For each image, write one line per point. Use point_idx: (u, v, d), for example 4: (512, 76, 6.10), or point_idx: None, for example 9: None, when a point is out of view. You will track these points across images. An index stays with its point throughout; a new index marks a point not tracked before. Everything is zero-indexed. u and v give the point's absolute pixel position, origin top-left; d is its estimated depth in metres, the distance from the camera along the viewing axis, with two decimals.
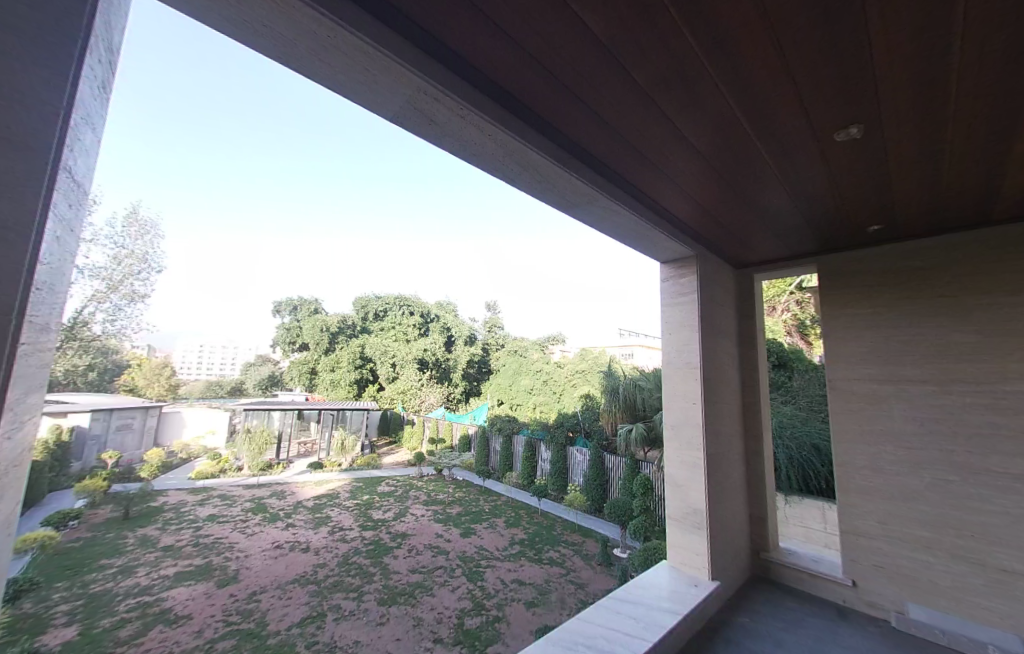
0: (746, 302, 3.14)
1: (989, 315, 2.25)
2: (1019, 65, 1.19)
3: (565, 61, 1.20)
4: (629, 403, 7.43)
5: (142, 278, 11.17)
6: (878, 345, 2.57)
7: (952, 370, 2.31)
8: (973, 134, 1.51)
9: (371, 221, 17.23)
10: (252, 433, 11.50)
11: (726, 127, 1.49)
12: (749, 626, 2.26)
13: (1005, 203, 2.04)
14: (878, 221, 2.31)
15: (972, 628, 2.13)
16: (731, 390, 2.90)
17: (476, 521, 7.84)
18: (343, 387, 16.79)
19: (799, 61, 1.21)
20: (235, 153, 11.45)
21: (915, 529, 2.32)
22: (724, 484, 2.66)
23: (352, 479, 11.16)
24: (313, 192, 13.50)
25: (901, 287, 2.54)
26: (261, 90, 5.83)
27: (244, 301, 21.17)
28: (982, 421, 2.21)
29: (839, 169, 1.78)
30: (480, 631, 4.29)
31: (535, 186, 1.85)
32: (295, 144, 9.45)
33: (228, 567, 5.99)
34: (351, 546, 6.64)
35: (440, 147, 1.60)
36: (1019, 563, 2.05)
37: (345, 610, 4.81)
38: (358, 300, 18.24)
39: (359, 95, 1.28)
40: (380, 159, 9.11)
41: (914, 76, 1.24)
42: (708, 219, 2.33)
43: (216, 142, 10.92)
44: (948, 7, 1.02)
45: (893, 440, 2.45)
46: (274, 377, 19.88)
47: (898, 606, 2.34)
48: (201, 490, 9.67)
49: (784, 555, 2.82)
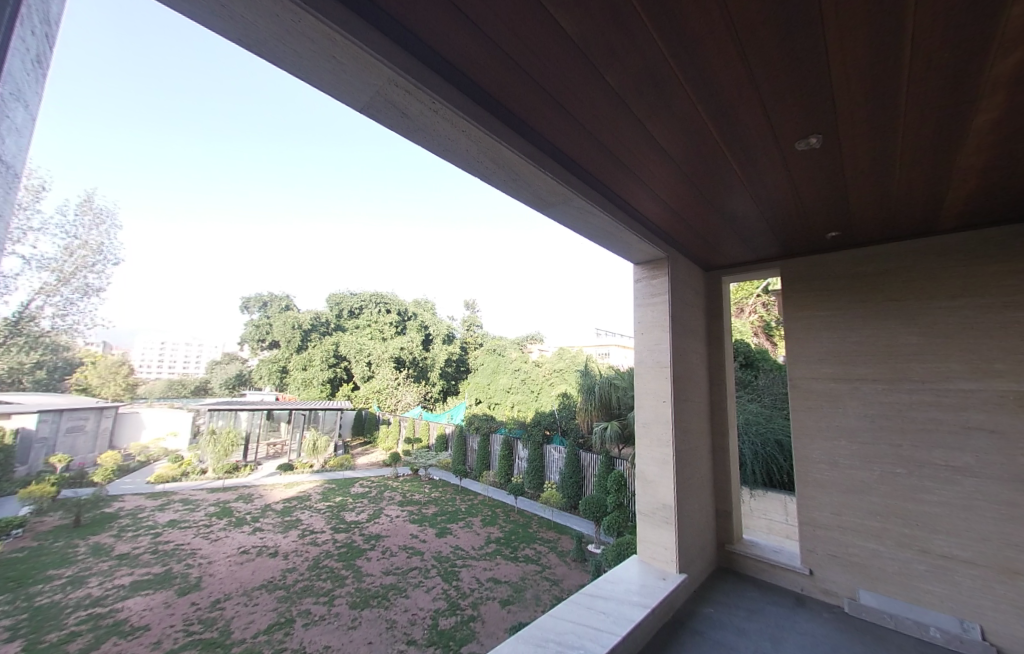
0: (714, 303, 3.24)
1: (932, 318, 2.41)
2: (958, 84, 1.28)
3: (537, 59, 1.20)
4: (604, 402, 7.58)
5: (98, 270, 10.63)
6: (834, 346, 2.71)
7: (900, 370, 2.46)
8: (920, 147, 1.61)
9: (347, 216, 16.81)
10: (217, 433, 11.03)
11: (694, 133, 1.53)
12: (713, 616, 2.35)
13: (950, 213, 2.19)
14: (836, 228, 2.43)
15: (915, 611, 2.28)
16: (700, 389, 2.99)
17: (452, 520, 7.79)
18: (316, 387, 16.34)
19: (762, 73, 1.26)
20: (201, 139, 10.93)
21: (867, 520, 2.46)
22: (692, 480, 2.74)
23: (324, 481, 10.87)
24: (285, 184, 13.02)
25: (855, 291, 2.68)
26: (229, 74, 5.58)
27: (211, 296, 20.26)
28: (926, 416, 2.36)
29: (799, 178, 1.86)
30: (454, 631, 4.26)
31: (509, 184, 1.85)
32: (267, 133, 9.13)
33: (190, 574, 5.72)
34: (322, 550, 6.46)
35: (412, 142, 1.57)
36: (957, 549, 2.20)
37: (315, 615, 4.68)
38: (332, 296, 17.76)
39: (326, 84, 1.24)
40: (356, 152, 8.91)
41: (866, 90, 1.31)
42: (678, 222, 2.39)
43: (180, 125, 10.36)
44: (894, 27, 1.09)
45: (847, 435, 2.59)
46: (242, 376, 19.00)
47: (850, 592, 2.47)
48: (160, 495, 9.19)
49: (747, 547, 2.94)
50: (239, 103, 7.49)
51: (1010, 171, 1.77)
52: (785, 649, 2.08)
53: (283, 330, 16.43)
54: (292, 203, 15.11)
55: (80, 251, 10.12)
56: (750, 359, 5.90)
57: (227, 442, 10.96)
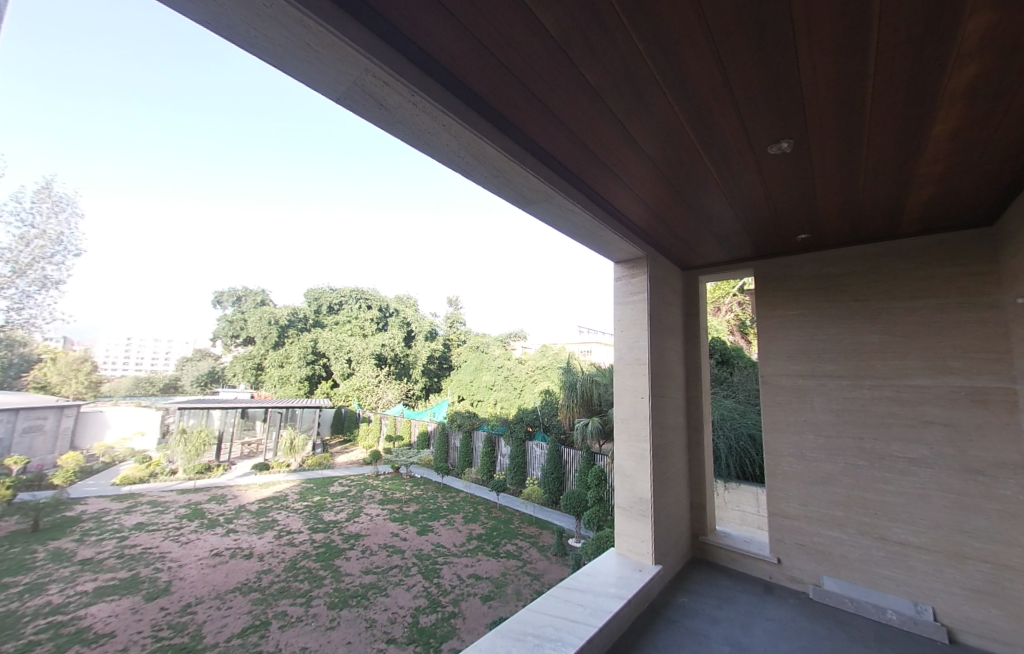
0: (691, 302, 3.32)
1: (894, 318, 2.53)
2: (920, 93, 1.34)
3: (519, 55, 1.20)
4: (586, 398, 7.72)
5: (57, 261, 10.04)
6: (803, 343, 2.82)
7: (863, 367, 2.59)
8: (883, 153, 1.68)
9: (327, 208, 16.44)
10: (189, 433, 10.63)
11: (673, 134, 1.57)
12: (686, 605, 2.42)
13: (911, 218, 2.30)
14: (806, 230, 2.52)
15: (874, 595, 2.40)
16: (676, 385, 3.06)
17: (434, 517, 7.77)
18: (293, 384, 15.91)
19: (737, 78, 1.29)
20: (169, 121, 10.41)
21: (831, 510, 2.58)
22: (668, 474, 2.81)
23: (301, 480, 10.65)
24: (262, 175, 12.60)
25: (822, 291, 2.80)
26: (197, 57, 5.33)
27: (181, 290, 19.47)
28: (886, 411, 2.49)
29: (772, 181, 1.92)
30: (434, 628, 4.25)
31: (491, 180, 1.85)
32: (243, 117, 8.81)
33: (159, 579, 5.50)
34: (299, 551, 6.33)
35: (390, 134, 1.55)
36: (912, 535, 2.33)
37: (292, 616, 4.59)
38: (310, 291, 17.34)
39: (302, 72, 1.21)
40: (336, 144, 8.69)
41: (834, 98, 1.37)
42: (657, 222, 2.44)
43: (148, 106, 9.87)
44: (860, 38, 1.13)
45: (813, 429, 2.70)
46: (214, 373, 18.22)
47: (815, 579, 2.59)
48: (126, 497, 8.81)
49: (719, 537, 3.04)
50: (212, 84, 7.17)
51: (966, 179, 1.88)
52: (753, 634, 2.16)
53: (258, 326, 15.95)
54: (269, 193, 14.64)
55: (36, 241, 9.55)
56: (726, 356, 6.08)
57: (199, 442, 10.58)
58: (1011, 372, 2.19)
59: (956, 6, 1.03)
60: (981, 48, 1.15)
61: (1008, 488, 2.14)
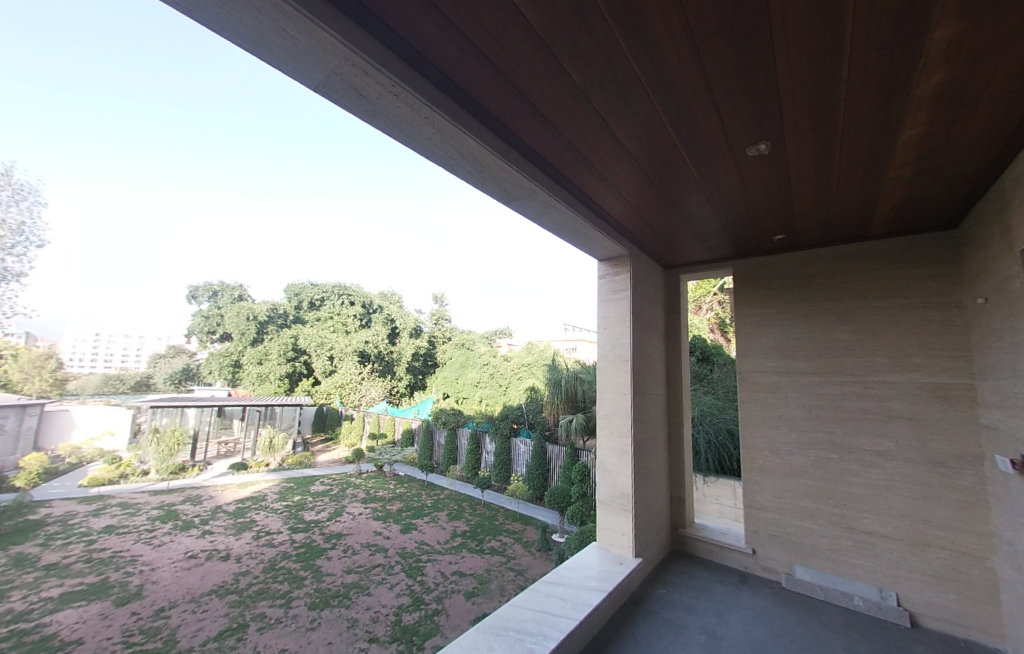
0: (672, 300, 3.38)
1: (864, 317, 2.63)
2: (889, 99, 1.38)
3: (502, 48, 1.19)
4: (571, 395, 7.80)
5: (17, 252, 9.66)
6: (779, 341, 2.90)
7: (835, 364, 2.68)
8: (855, 157, 1.74)
9: (310, 203, 16.11)
10: (161, 432, 10.19)
11: (655, 133, 1.59)
12: (665, 596, 2.47)
13: (880, 221, 2.39)
14: (782, 232, 2.60)
15: (842, 583, 2.50)
16: (658, 382, 3.11)
17: (417, 516, 7.70)
18: (272, 382, 15.55)
19: (717, 80, 1.32)
20: (137, 107, 9.92)
21: (803, 501, 2.67)
22: (649, 469, 2.86)
23: (280, 480, 10.43)
24: (242, 167, 12.27)
25: (797, 291, 2.88)
26: (171, 42, 5.16)
27: (154, 284, 18.80)
28: (855, 406, 2.59)
29: (749, 182, 1.97)
30: (417, 626, 4.23)
31: (475, 176, 1.84)
32: (217, 104, 8.48)
33: (130, 583, 5.32)
34: (278, 551, 6.20)
35: (370, 125, 1.51)
36: (878, 525, 2.44)
37: (270, 618, 4.50)
38: (291, 286, 16.99)
39: (278, 58, 1.17)
40: (316, 136, 8.46)
41: (809, 102, 1.41)
42: (639, 221, 2.47)
43: (115, 93, 9.41)
44: (836, 44, 1.17)
45: (787, 424, 2.79)
46: (189, 370, 17.58)
47: (788, 568, 2.67)
48: (95, 499, 8.47)
49: (697, 530, 3.12)
50: (186, 69, 6.87)
51: (932, 185, 1.96)
52: (729, 623, 2.22)
53: (236, 321, 15.57)
54: (247, 186, 14.23)
55: None
56: (706, 353, 6.21)
57: (172, 442, 10.19)
58: (971, 369, 2.30)
59: (923, 17, 1.07)
60: (945, 58, 1.20)
61: (968, 478, 2.25)
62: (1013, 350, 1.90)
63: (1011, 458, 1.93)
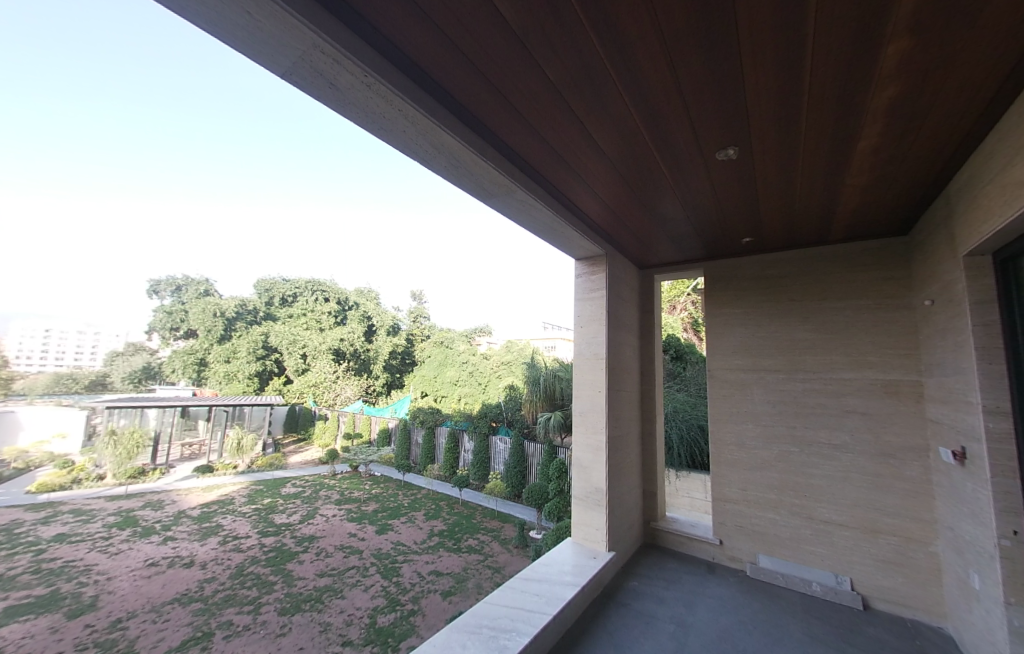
0: (647, 299, 3.46)
1: (823, 317, 2.77)
2: (846, 111, 1.46)
3: (476, 41, 1.18)
4: (549, 393, 7.99)
5: None
6: (746, 339, 3.02)
7: (797, 362, 2.81)
8: (816, 164, 1.82)
9: (284, 199, 15.68)
10: (119, 434, 9.63)
11: (629, 135, 1.62)
12: (637, 588, 2.53)
13: (839, 226, 2.52)
14: (750, 234, 2.70)
15: (802, 570, 2.63)
16: (632, 379, 3.18)
17: (394, 516, 7.61)
18: (240, 382, 14.97)
19: (688, 85, 1.35)
20: (101, 102, 9.40)
21: (768, 494, 2.79)
22: (622, 464, 2.92)
23: (249, 482, 10.05)
24: (216, 156, 11.90)
25: (763, 291, 3.00)
26: (138, 33, 4.95)
27: (113, 280, 17.80)
28: (815, 402, 2.72)
29: (719, 185, 2.03)
30: (393, 627, 4.19)
31: (451, 171, 1.82)
32: (190, 91, 8.10)
33: (83, 594, 5.01)
34: (247, 556, 5.98)
35: (343, 115, 1.47)
36: (835, 514, 2.58)
37: (238, 625, 4.34)
38: (260, 281, 16.75)
39: (244, 43, 1.12)
40: (291, 128, 8.20)
41: (774, 110, 1.46)
42: (615, 221, 2.51)
43: (70, 93, 8.83)
44: (797, 56, 1.22)
45: (753, 419, 2.91)
46: (150, 369, 16.78)
47: (752, 558, 2.79)
48: (44, 506, 7.95)
49: (669, 523, 3.21)
50: (152, 60, 6.58)
51: (888, 191, 2.07)
52: (697, 612, 2.30)
53: (201, 317, 15.04)
54: (216, 175, 13.76)
55: None
56: (680, 352, 6.35)
57: (131, 444, 9.65)
58: (918, 366, 2.46)
59: (877, 32, 1.13)
60: (896, 73, 1.27)
61: (914, 469, 2.41)
62: (956, 349, 2.04)
63: (952, 449, 2.08)
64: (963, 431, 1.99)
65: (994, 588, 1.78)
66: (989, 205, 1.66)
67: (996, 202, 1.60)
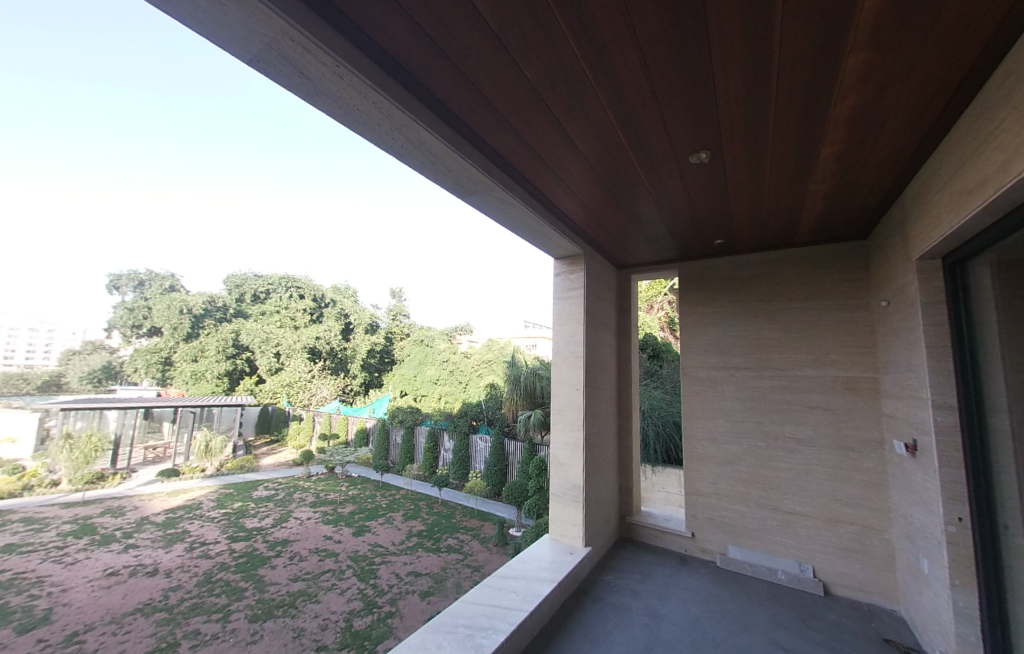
0: (624, 299, 3.52)
1: (789, 317, 2.89)
2: (811, 118, 1.52)
3: (450, 33, 1.16)
4: (529, 391, 8.08)
5: None
6: (718, 338, 3.11)
7: (765, 360, 2.92)
8: (783, 168, 1.88)
9: (257, 194, 15.15)
10: (75, 439, 9.05)
11: (605, 136, 1.64)
12: (612, 582, 2.58)
13: (805, 230, 2.62)
14: (722, 237, 2.80)
15: (768, 559, 2.74)
16: (609, 377, 3.23)
17: (372, 517, 7.47)
18: (208, 382, 14.47)
19: (662, 89, 1.38)
20: (50, 99, 8.74)
21: (736, 486, 2.89)
22: (599, 460, 2.96)
23: (218, 487, 9.62)
24: (185, 145, 11.42)
25: (735, 292, 3.10)
26: (93, 24, 4.68)
27: (69, 278, 16.86)
28: (782, 398, 2.83)
29: (693, 188, 2.09)
30: (370, 630, 4.11)
31: (428, 167, 1.80)
32: (154, 83, 7.65)
33: (34, 608, 4.71)
34: (215, 562, 5.76)
35: (315, 107, 1.43)
36: (799, 505, 2.69)
37: (205, 634, 4.18)
38: (230, 277, 16.23)
39: (205, 26, 1.07)
40: (264, 118, 7.86)
41: (741, 115, 1.50)
42: (594, 221, 2.55)
43: (24, 94, 8.37)
44: (764, 65, 1.26)
45: (723, 415, 3.01)
46: (111, 369, 15.51)
47: (722, 549, 2.89)
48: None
49: (643, 517, 3.28)
50: (114, 55, 6.29)
51: (848, 197, 2.17)
52: (669, 604, 2.36)
53: (166, 314, 14.59)
54: (183, 165, 13.13)
55: None
56: (657, 351, 6.48)
57: (88, 449, 9.10)
58: (876, 364, 2.59)
59: (839, 43, 1.17)
60: (856, 82, 1.33)
61: (871, 461, 2.54)
62: (909, 347, 2.16)
63: (905, 441, 2.21)
64: (914, 424, 2.11)
65: (940, 571, 1.90)
66: (939, 212, 1.76)
67: (947, 206, 1.69)
